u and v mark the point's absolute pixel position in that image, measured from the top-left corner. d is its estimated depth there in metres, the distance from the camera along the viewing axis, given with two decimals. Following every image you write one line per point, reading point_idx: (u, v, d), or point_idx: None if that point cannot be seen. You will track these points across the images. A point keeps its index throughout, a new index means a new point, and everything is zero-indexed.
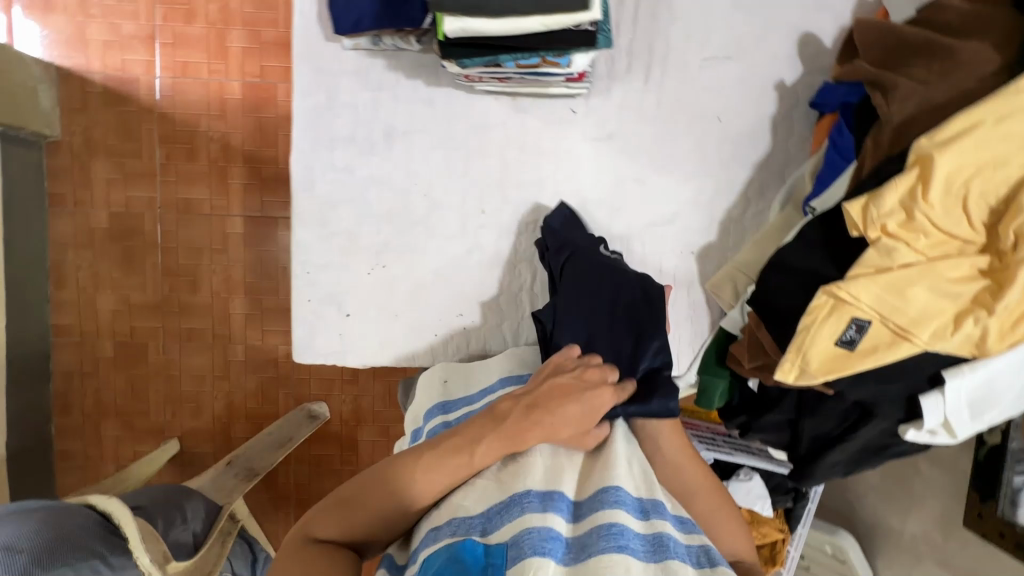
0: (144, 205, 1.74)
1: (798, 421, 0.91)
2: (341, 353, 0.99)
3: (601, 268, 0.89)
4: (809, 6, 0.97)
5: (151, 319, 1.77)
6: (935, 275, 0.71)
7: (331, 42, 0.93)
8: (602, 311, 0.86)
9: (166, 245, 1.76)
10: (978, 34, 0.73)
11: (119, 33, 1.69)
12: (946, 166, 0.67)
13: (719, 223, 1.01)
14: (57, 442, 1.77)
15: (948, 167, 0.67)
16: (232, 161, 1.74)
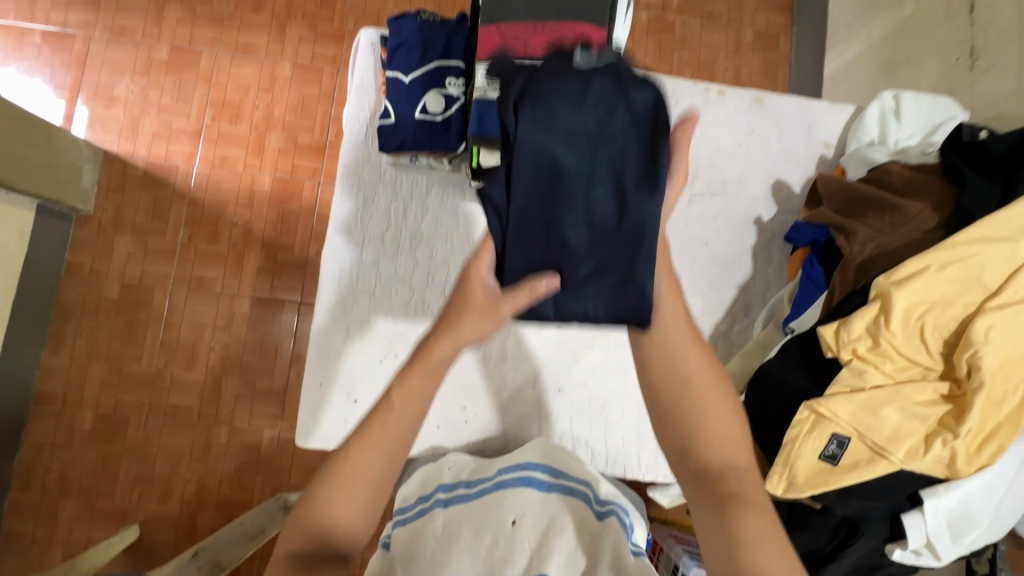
0: (158, 279, 1.81)
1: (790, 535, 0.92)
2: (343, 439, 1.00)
3: (568, 89, 0.62)
4: (779, 159, 1.16)
5: (139, 392, 1.75)
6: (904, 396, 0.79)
7: (373, 157, 1.07)
8: (580, 142, 0.63)
9: (170, 319, 1.79)
10: (918, 195, 0.88)
11: (168, 128, 1.88)
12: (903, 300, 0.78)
13: (709, 336, 1.10)
14: (6, 521, 1.65)
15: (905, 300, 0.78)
16: (250, 245, 1.84)
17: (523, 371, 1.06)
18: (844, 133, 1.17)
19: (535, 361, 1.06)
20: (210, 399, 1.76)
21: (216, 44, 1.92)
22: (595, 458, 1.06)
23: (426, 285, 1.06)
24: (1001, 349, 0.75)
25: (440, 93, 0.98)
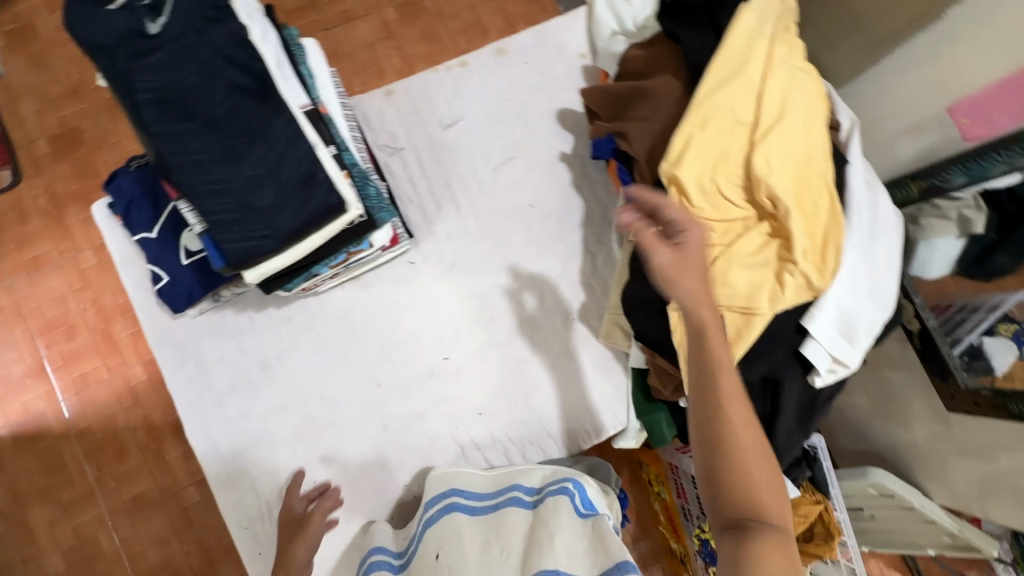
0: (94, 525, 1.66)
1: None
2: None
3: (176, 61, 0.66)
4: (552, 91, 1.15)
5: None
6: (743, 252, 0.81)
7: (178, 317, 0.99)
8: (218, 131, 0.68)
9: (131, 552, 1.66)
10: (661, 70, 0.89)
11: (10, 380, 1.70)
12: (690, 174, 0.80)
13: (581, 283, 1.10)
14: None
15: (694, 173, 0.80)
16: (163, 438, 1.71)
17: (440, 419, 1.03)
18: (589, 35, 1.17)
19: (445, 404, 1.03)
20: None
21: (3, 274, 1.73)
22: (547, 451, 1.05)
23: (304, 403, 1.01)
24: (787, 170, 0.77)
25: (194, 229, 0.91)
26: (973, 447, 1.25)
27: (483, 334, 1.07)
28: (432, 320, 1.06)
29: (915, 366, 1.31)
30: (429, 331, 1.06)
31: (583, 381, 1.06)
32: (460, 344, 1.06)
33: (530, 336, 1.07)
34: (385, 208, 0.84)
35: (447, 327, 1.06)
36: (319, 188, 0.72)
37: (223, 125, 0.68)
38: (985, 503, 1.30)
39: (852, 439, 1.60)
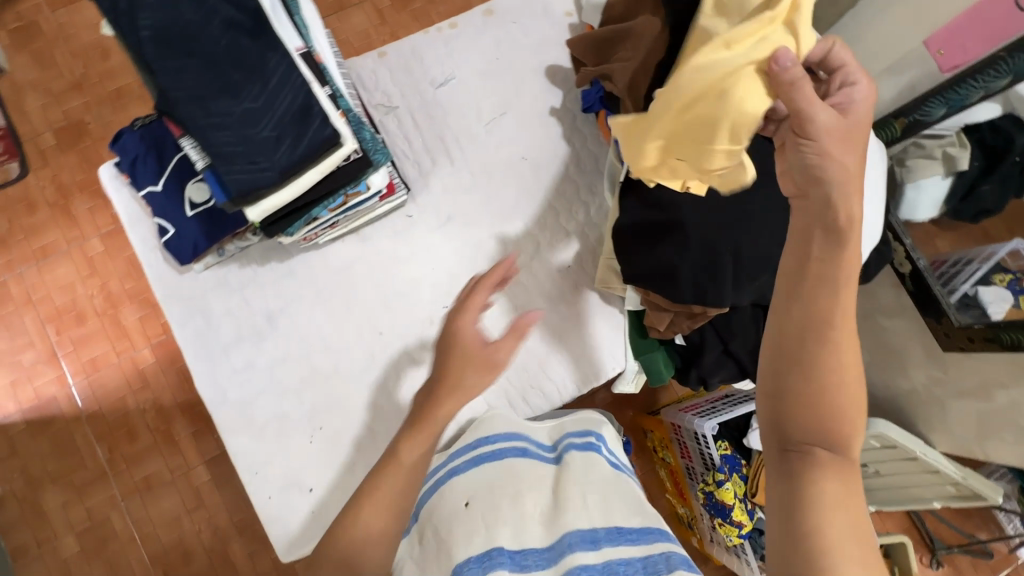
0: (106, 506, 1.58)
1: (728, 347, 0.97)
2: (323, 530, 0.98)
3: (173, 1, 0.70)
4: (541, 49, 1.18)
5: None
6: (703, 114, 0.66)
7: (184, 272, 1.03)
8: (216, 68, 0.72)
9: (144, 533, 1.58)
10: (642, 11, 0.93)
11: (22, 366, 1.63)
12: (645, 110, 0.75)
13: (575, 232, 1.12)
14: None
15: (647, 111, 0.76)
16: (172, 419, 1.64)
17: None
18: None
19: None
20: None
21: (14, 265, 1.67)
22: (545, 395, 1.09)
23: (309, 353, 1.04)
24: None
25: (198, 181, 0.95)
26: (968, 387, 1.27)
27: (480, 282, 1.09)
28: (432, 271, 1.09)
29: (910, 311, 1.33)
30: (428, 281, 1.08)
31: (578, 323, 1.10)
32: (459, 293, 1.08)
33: (526, 283, 1.10)
34: (380, 150, 0.88)
35: (446, 278, 1.09)
36: (314, 119, 0.75)
37: (219, 61, 0.72)
38: (984, 444, 1.31)
39: None
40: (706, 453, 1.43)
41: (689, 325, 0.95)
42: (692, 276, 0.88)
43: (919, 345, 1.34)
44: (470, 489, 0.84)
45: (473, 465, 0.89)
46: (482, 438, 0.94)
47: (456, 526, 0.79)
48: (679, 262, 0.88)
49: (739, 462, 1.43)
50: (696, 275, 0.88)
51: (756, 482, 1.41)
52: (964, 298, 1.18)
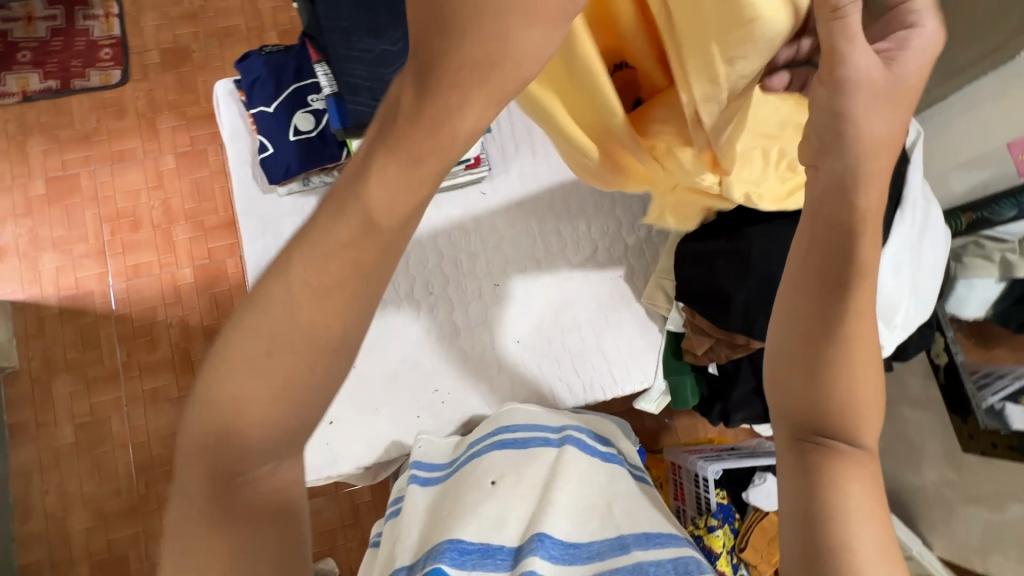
0: (110, 407, 1.59)
1: (760, 385, 0.99)
2: (334, 463, 1.01)
3: None
4: None
5: (129, 525, 1.54)
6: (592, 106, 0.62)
7: (268, 192, 1.09)
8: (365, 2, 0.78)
9: (137, 440, 1.58)
10: None
11: (71, 256, 1.69)
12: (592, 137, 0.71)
13: (634, 245, 1.16)
14: None
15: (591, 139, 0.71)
16: (193, 339, 1.66)
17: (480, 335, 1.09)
18: None
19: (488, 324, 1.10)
20: None
21: (91, 161, 1.76)
22: (572, 391, 1.09)
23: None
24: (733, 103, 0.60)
25: (307, 111, 1.02)
26: (979, 494, 1.26)
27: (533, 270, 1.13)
28: (492, 246, 1.13)
29: (936, 406, 1.33)
30: (485, 256, 1.13)
31: (616, 332, 1.12)
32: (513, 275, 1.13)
33: (576, 281, 1.13)
34: None
35: (504, 257, 1.13)
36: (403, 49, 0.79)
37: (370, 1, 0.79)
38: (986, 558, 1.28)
39: None
40: (703, 497, 1.43)
41: (730, 352, 0.97)
42: (745, 305, 0.92)
43: (937, 442, 1.34)
44: (496, 469, 0.83)
45: (495, 450, 0.87)
46: (503, 426, 0.92)
47: (479, 501, 0.78)
48: (735, 289, 0.92)
49: (733, 514, 1.42)
50: (749, 304, 0.91)
51: (746, 538, 1.39)
52: (990, 408, 1.19)
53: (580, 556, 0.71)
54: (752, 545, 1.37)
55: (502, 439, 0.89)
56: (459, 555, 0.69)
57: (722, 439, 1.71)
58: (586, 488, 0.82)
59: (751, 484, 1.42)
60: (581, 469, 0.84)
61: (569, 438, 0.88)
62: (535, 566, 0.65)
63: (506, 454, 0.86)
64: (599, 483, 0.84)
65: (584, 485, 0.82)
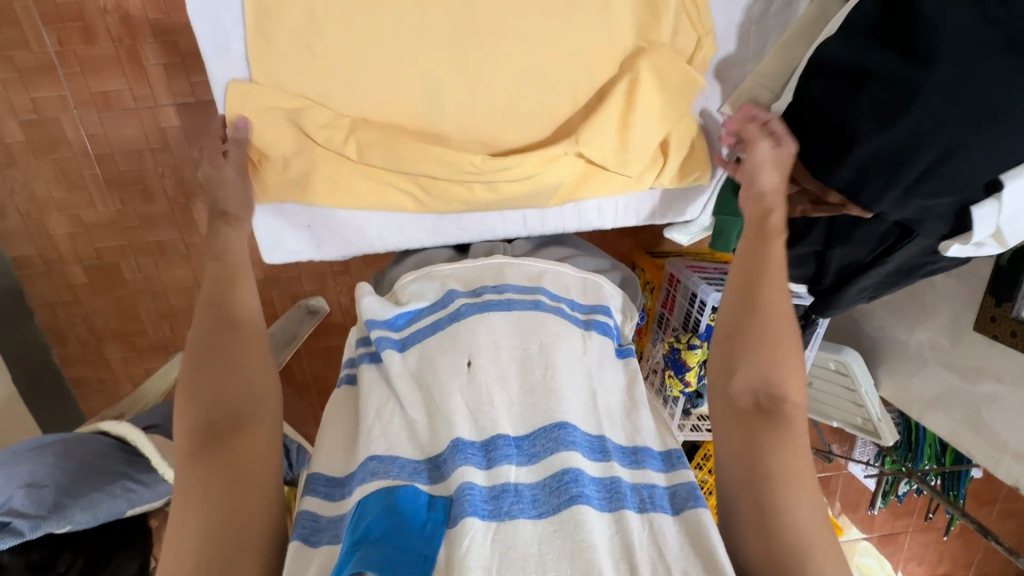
0: (57, 108, 1.50)
1: (826, 251, 0.84)
2: (315, 247, 0.91)
3: None
4: None
5: (112, 237, 1.67)
6: None
7: None
8: None
9: (99, 153, 1.57)
10: None
11: None
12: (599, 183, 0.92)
13: (739, 26, 0.84)
14: (65, 371, 1.80)
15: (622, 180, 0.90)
16: (139, 36, 1.46)
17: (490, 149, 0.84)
18: None
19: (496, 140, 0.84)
20: (189, 229, 1.69)
21: None
22: (598, 215, 0.94)
23: (327, 71, 0.77)
24: None
25: None
26: (963, 367, 1.26)
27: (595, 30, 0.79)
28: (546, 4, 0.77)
29: (974, 281, 1.20)
30: None
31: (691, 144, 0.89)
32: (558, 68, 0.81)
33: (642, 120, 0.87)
34: None
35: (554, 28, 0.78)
36: None
37: None
38: (926, 410, 1.39)
39: (841, 320, 1.62)
40: (693, 316, 1.43)
41: (810, 210, 0.79)
42: (865, 162, 0.68)
43: (947, 312, 1.28)
44: (475, 344, 0.67)
45: (480, 315, 0.70)
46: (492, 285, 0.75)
47: (452, 384, 0.64)
48: (866, 138, 0.66)
49: None
50: (872, 159, 0.67)
51: None
52: None
53: (567, 441, 0.61)
54: None
55: (490, 303, 0.71)
56: (462, 454, 0.59)
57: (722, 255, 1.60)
58: (575, 366, 0.68)
59: None
60: (573, 352, 0.69)
61: (559, 312, 0.73)
62: (472, 478, 0.57)
63: (493, 323, 0.69)
64: (594, 363, 0.70)
65: (574, 368, 0.68)
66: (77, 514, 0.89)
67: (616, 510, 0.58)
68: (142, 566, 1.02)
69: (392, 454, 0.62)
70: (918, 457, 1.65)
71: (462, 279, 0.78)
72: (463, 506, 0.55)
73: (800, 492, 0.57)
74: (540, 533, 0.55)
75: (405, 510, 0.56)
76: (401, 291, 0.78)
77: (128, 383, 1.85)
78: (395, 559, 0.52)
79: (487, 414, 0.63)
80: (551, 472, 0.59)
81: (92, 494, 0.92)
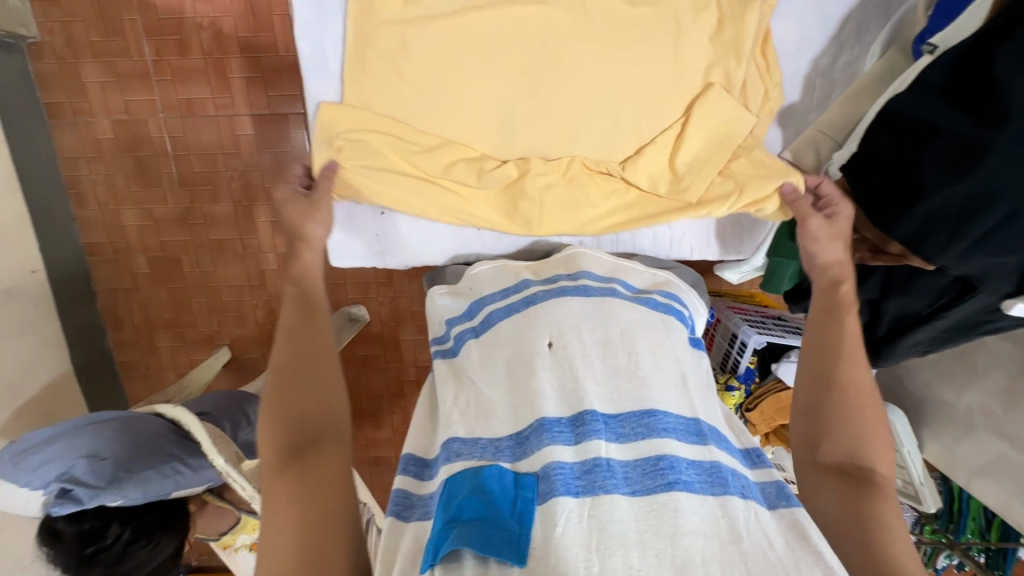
0: (146, 111, 1.63)
1: (882, 301, 0.84)
2: (380, 255, 0.94)
3: None
4: None
5: (178, 232, 1.78)
6: None
7: None
8: None
9: (177, 154, 1.69)
10: None
11: None
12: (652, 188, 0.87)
13: (804, 75, 0.87)
14: (117, 354, 1.89)
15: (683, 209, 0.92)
16: (227, 52, 1.59)
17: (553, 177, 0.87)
18: None
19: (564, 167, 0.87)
20: (248, 230, 1.78)
21: None
22: (655, 242, 0.95)
23: (412, 96, 0.84)
24: None
25: None
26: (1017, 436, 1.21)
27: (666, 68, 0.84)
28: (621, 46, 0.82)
29: None
30: None
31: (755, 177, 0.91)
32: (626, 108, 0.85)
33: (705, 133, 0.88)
34: None
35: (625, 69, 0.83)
36: None
37: None
38: (974, 477, 1.32)
39: (885, 376, 1.58)
40: (732, 357, 1.42)
41: (869, 258, 0.79)
42: (930, 214, 0.69)
43: (1001, 377, 1.24)
44: (557, 326, 0.72)
45: (560, 299, 0.75)
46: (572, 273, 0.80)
47: (536, 364, 0.69)
48: (931, 191, 0.67)
49: (753, 379, 1.41)
50: (938, 212, 0.68)
51: (757, 402, 1.38)
52: None
53: (658, 427, 0.63)
54: (760, 410, 1.36)
55: (567, 289, 0.77)
56: (551, 431, 0.62)
57: (765, 298, 1.58)
58: (659, 352, 0.71)
59: (785, 359, 1.35)
60: (653, 338, 0.72)
61: (638, 299, 0.77)
62: (560, 457, 0.60)
63: (571, 306, 0.74)
64: (678, 350, 0.73)
65: (656, 353, 0.71)
66: (130, 489, 0.93)
67: (717, 493, 0.58)
68: (176, 547, 1.07)
69: (476, 435, 0.66)
70: (960, 529, 1.55)
71: (545, 268, 0.85)
72: (554, 484, 0.57)
73: (893, 532, 0.62)
74: (632, 509, 0.56)
75: (495, 487, 0.60)
76: (477, 276, 0.86)
77: (172, 372, 1.93)
78: (489, 534, 0.55)
79: (573, 393, 0.66)
80: (642, 453, 0.61)
81: (144, 471, 0.96)
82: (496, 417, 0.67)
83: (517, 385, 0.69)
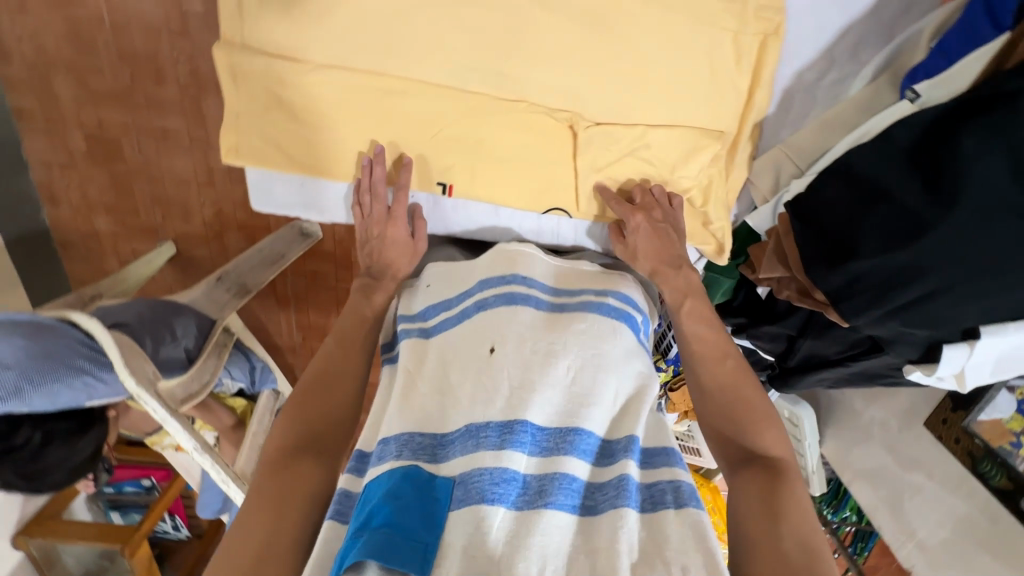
0: None
1: (798, 338, 0.84)
2: (306, 205, 0.89)
3: None
4: None
5: (118, 112, 1.63)
6: None
7: None
8: None
9: (115, 21, 1.49)
10: None
11: None
12: None
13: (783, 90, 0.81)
14: (54, 229, 1.82)
15: None
16: None
17: (508, 157, 0.83)
18: None
19: (502, 144, 0.82)
20: (196, 122, 1.64)
21: None
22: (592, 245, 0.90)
23: (351, 36, 0.74)
24: None
25: None
26: None
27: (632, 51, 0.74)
28: (590, 36, 0.74)
29: None
30: None
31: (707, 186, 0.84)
32: (592, 102, 0.78)
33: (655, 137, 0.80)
34: None
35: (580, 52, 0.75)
36: None
37: None
38: None
39: None
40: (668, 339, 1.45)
41: (792, 298, 0.78)
42: (858, 277, 0.67)
43: None
44: (498, 333, 0.70)
45: (509, 308, 0.73)
46: (517, 275, 0.77)
47: (472, 375, 0.68)
48: (862, 256, 0.66)
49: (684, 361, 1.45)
50: (863, 277, 0.67)
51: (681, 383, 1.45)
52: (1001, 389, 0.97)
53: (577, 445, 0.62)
54: (681, 392, 1.44)
55: (517, 297, 0.74)
56: (483, 432, 0.62)
57: None
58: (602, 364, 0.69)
59: None
60: (600, 343, 0.70)
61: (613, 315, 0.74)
62: (484, 463, 0.60)
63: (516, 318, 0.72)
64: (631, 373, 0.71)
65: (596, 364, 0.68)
66: (35, 402, 0.94)
67: (613, 505, 0.59)
68: (95, 449, 1.12)
69: (387, 438, 0.66)
70: None
71: (491, 261, 0.80)
72: (471, 491, 0.58)
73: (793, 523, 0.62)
74: (535, 521, 0.56)
75: (412, 492, 0.60)
76: (434, 272, 0.83)
77: (114, 256, 1.88)
78: (394, 546, 0.54)
79: (512, 399, 0.64)
80: (553, 468, 0.61)
81: (51, 386, 0.95)
82: (426, 421, 0.67)
83: (450, 390, 0.68)
